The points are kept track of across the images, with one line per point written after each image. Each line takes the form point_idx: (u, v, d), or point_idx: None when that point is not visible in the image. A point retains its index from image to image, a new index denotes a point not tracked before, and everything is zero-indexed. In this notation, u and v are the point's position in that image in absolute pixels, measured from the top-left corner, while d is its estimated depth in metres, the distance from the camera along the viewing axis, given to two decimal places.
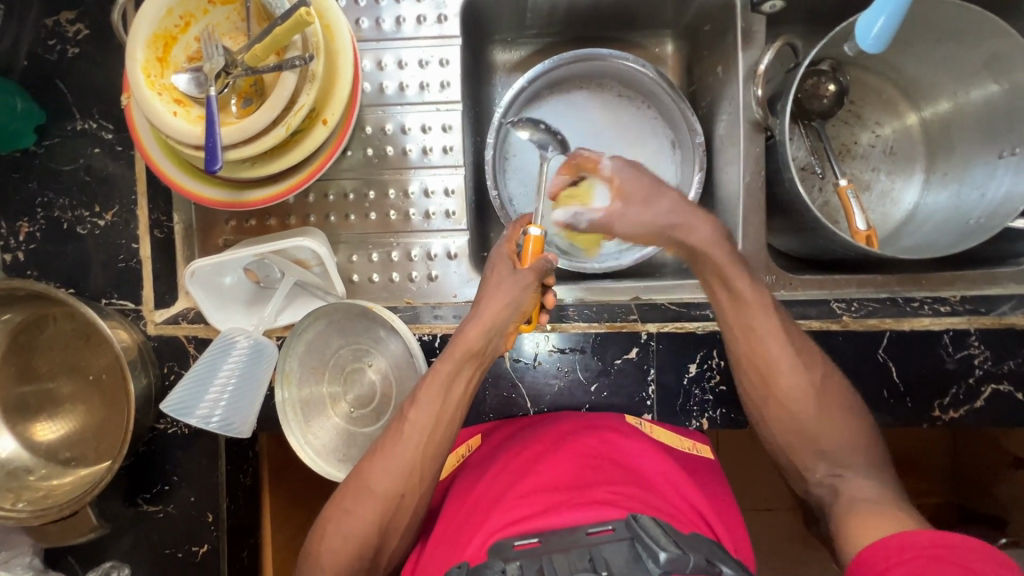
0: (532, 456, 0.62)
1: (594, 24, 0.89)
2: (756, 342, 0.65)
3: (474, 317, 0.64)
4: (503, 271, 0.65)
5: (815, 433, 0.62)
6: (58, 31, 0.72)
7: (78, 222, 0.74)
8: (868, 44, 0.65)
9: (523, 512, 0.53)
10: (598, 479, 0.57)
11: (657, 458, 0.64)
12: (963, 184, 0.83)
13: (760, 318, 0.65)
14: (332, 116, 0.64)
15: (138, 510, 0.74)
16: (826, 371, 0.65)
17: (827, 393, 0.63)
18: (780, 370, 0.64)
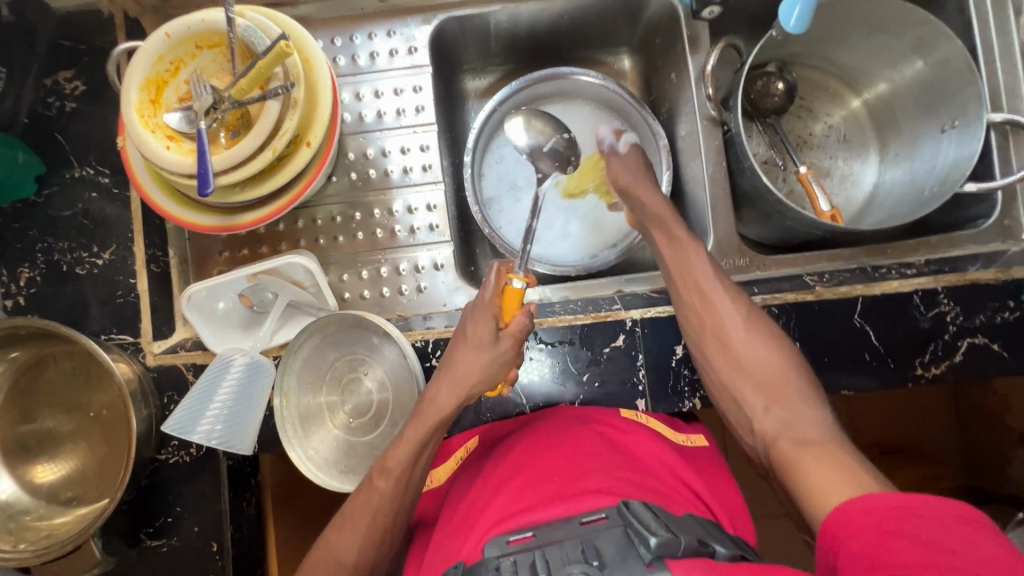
0: (527, 452, 0.63)
1: (555, 46, 0.96)
2: (701, 301, 0.71)
3: (449, 379, 0.66)
4: (479, 340, 0.66)
5: (762, 381, 0.66)
6: (57, 89, 0.78)
7: (77, 263, 0.77)
8: (792, 26, 0.72)
9: (518, 506, 0.54)
10: (594, 468, 0.58)
11: (655, 445, 0.65)
12: (915, 160, 0.89)
13: (713, 304, 0.70)
14: (315, 138, 0.67)
15: (141, 547, 0.74)
16: (776, 332, 0.69)
17: (776, 346, 0.68)
18: (725, 323, 0.69)
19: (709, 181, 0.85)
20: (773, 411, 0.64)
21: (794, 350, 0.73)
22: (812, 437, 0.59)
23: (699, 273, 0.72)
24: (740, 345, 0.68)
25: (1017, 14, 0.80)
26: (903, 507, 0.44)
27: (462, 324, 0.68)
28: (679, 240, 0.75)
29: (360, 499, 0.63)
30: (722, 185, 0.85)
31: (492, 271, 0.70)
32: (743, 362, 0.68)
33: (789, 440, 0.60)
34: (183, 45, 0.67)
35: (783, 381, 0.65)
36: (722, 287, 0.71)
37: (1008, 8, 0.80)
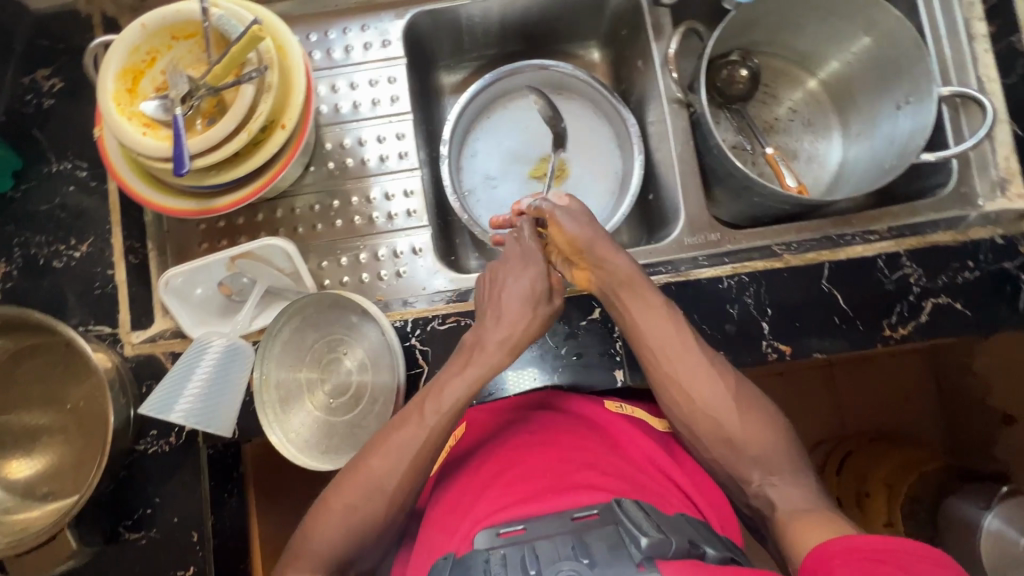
0: (514, 445, 0.63)
1: (525, 39, 0.99)
2: (683, 381, 0.68)
3: (504, 331, 0.68)
4: (544, 290, 0.70)
5: (758, 461, 0.65)
6: (34, 87, 0.79)
7: (54, 256, 0.77)
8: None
9: (508, 499, 0.54)
10: (584, 462, 0.58)
11: (645, 439, 0.65)
12: (875, 137, 0.92)
13: (696, 383, 0.67)
14: (289, 121, 0.69)
15: (120, 540, 0.72)
16: (763, 403, 0.68)
17: (765, 418, 0.67)
18: (712, 407, 0.67)
19: (678, 161, 0.88)
20: (770, 488, 0.63)
21: (766, 316, 0.75)
22: (803, 505, 0.60)
23: (683, 348, 0.69)
24: (728, 426, 0.66)
25: None
26: (884, 548, 0.45)
27: (518, 274, 0.71)
28: (650, 314, 0.69)
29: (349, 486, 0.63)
30: (690, 165, 0.88)
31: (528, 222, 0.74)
32: (734, 442, 0.66)
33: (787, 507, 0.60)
34: (159, 36, 0.69)
35: (772, 454, 0.64)
36: (701, 374, 0.67)
37: None
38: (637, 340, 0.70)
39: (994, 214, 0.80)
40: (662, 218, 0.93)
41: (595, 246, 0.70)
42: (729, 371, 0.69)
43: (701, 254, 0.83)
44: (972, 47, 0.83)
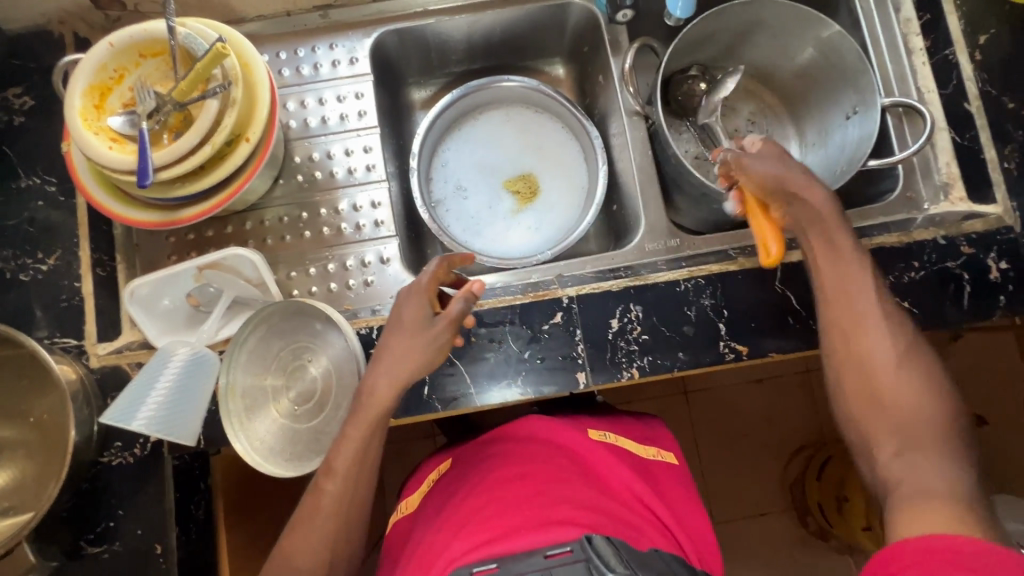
0: (498, 481, 0.66)
1: (491, 56, 1.03)
2: (852, 332, 0.65)
3: (387, 371, 0.65)
4: (414, 324, 0.67)
5: (896, 429, 0.59)
6: (5, 105, 0.81)
7: (21, 270, 0.78)
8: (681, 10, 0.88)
9: (484, 536, 0.56)
10: (562, 498, 0.61)
11: (624, 470, 0.70)
12: (827, 146, 0.96)
13: (862, 336, 0.64)
14: (254, 133, 0.71)
15: (81, 554, 0.72)
16: (937, 377, 0.61)
17: (932, 392, 0.60)
18: (875, 364, 0.62)
19: (638, 171, 0.91)
20: (903, 459, 0.57)
21: (723, 317, 0.77)
22: (937, 488, 0.53)
23: (854, 297, 0.65)
24: (883, 388, 0.61)
25: (897, 9, 0.89)
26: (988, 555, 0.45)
27: (396, 309, 0.68)
28: (828, 258, 0.67)
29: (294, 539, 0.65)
30: (650, 175, 0.91)
31: (437, 262, 0.70)
32: (885, 404, 0.61)
33: (911, 487, 0.54)
34: (127, 54, 0.71)
35: (923, 427, 0.58)
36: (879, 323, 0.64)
37: (889, 4, 0.89)
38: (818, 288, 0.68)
39: (939, 217, 0.83)
40: (626, 225, 0.96)
41: (788, 183, 0.68)
42: (902, 330, 0.63)
43: (661, 259, 0.85)
44: (911, 60, 0.88)
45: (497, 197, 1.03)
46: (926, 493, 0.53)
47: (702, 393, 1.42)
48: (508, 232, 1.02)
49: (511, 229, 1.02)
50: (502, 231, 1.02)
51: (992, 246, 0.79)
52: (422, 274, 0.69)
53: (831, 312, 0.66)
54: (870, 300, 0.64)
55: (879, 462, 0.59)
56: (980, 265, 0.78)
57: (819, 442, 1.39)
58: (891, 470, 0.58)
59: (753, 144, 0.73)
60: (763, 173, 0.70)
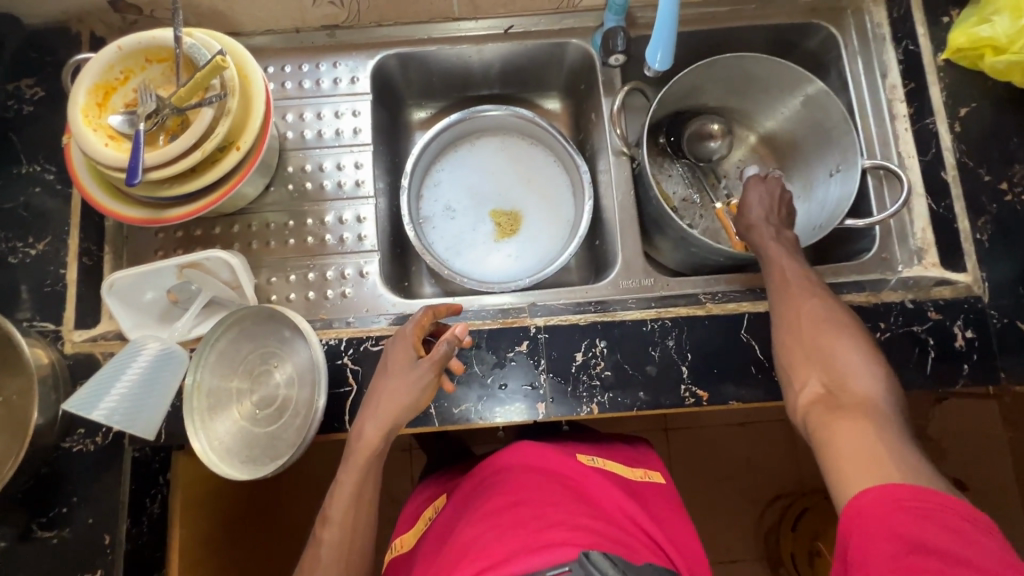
0: (493, 509, 0.68)
1: (490, 86, 1.06)
2: (778, 280, 0.76)
3: (376, 416, 0.69)
4: (400, 369, 0.71)
5: (816, 359, 0.66)
6: (17, 94, 0.84)
7: (10, 252, 0.80)
8: (658, 64, 0.75)
9: (486, 563, 0.58)
10: (556, 520, 0.63)
11: (615, 494, 0.73)
12: (810, 202, 0.99)
13: (790, 282, 0.74)
14: (245, 142, 0.73)
15: (30, 537, 0.72)
16: (848, 318, 0.69)
17: (847, 331, 0.67)
18: (793, 308, 0.71)
19: (619, 209, 0.93)
20: (812, 386, 0.64)
21: (686, 361, 0.78)
22: (847, 400, 0.60)
23: (778, 259, 0.78)
24: (803, 323, 0.69)
25: (883, 75, 0.91)
26: (917, 501, 0.48)
27: (382, 357, 0.73)
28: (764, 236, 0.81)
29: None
30: (631, 213, 0.93)
31: (420, 312, 0.74)
32: (801, 333, 0.69)
33: (823, 407, 0.61)
34: (134, 58, 0.75)
35: (833, 351, 0.65)
36: (803, 284, 0.73)
37: (876, 70, 0.92)
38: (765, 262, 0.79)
39: (911, 280, 0.84)
40: (606, 261, 0.97)
41: (750, 213, 0.85)
42: (822, 291, 0.73)
43: (633, 297, 0.87)
44: (894, 126, 0.90)
45: (481, 220, 1.06)
46: (838, 408, 0.60)
47: (681, 432, 1.42)
48: (489, 254, 1.04)
49: (492, 252, 1.04)
50: (484, 253, 1.04)
51: (959, 315, 0.80)
52: (406, 325, 0.73)
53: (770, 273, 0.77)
54: (788, 260, 0.77)
55: (795, 388, 0.66)
56: (945, 331, 0.79)
57: (795, 492, 1.38)
58: (807, 396, 0.64)
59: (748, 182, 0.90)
60: (756, 206, 0.85)
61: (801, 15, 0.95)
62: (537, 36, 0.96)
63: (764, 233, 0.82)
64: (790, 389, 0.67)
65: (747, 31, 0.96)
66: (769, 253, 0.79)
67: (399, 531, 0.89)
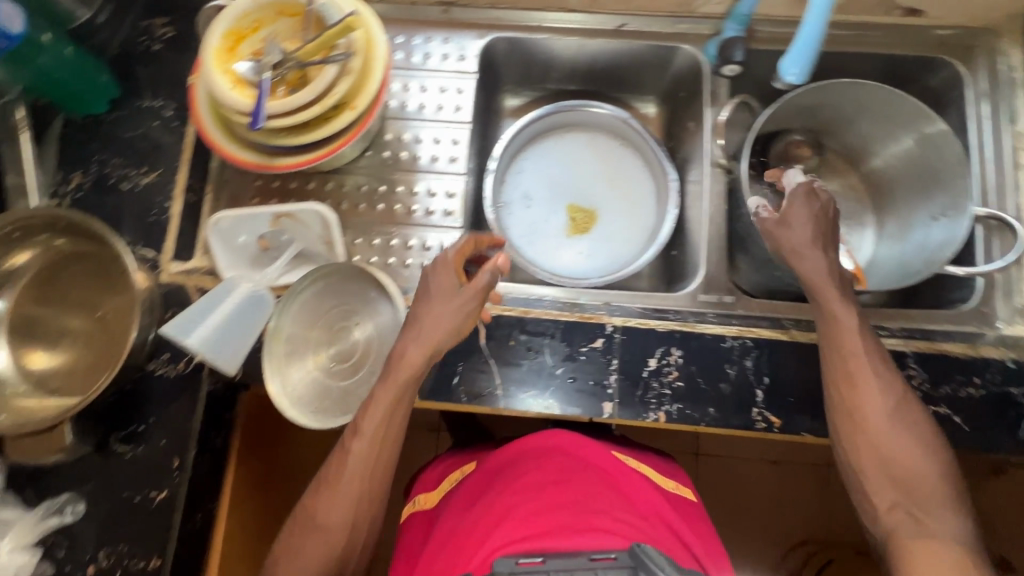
0: (535, 483, 0.70)
1: (589, 81, 1.05)
2: (853, 376, 0.69)
3: (418, 339, 0.66)
4: (443, 293, 0.67)
5: (897, 481, 0.65)
6: (149, 31, 0.89)
7: (124, 179, 0.84)
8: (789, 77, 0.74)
9: (529, 532, 0.64)
10: (600, 506, 0.68)
11: (650, 493, 0.74)
12: (905, 243, 0.95)
13: (861, 371, 0.69)
14: (360, 103, 0.75)
15: (107, 449, 0.76)
16: (926, 430, 0.67)
17: (926, 449, 0.66)
18: (874, 419, 0.67)
19: (708, 220, 0.91)
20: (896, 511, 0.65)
21: (762, 384, 0.76)
22: (933, 533, 0.63)
23: (850, 333, 0.70)
24: (881, 441, 0.67)
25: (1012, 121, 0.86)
26: None
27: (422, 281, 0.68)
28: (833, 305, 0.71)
29: (327, 491, 0.69)
30: (719, 227, 0.91)
31: (460, 242, 0.71)
32: (879, 450, 0.66)
33: (907, 527, 0.64)
34: (267, 9, 0.77)
35: (916, 478, 0.65)
36: (880, 376, 0.69)
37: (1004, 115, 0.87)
38: (826, 320, 0.72)
39: (1011, 338, 0.80)
40: (683, 272, 0.96)
41: (797, 233, 0.74)
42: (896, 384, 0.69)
43: (712, 312, 0.84)
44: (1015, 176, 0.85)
45: (559, 212, 1.06)
46: (919, 534, 0.63)
47: (714, 459, 1.38)
48: (562, 247, 1.04)
49: (565, 246, 1.04)
50: (557, 245, 1.04)
51: None
52: (446, 250, 0.69)
53: (836, 358, 0.70)
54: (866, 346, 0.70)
55: (868, 502, 0.67)
56: None
57: (824, 540, 1.33)
58: (884, 514, 0.65)
59: (792, 188, 0.75)
60: (803, 220, 0.74)
61: (930, 49, 0.90)
62: (649, 37, 0.95)
63: (818, 262, 0.72)
64: (859, 497, 0.68)
65: (869, 59, 0.93)
66: (840, 319, 0.70)
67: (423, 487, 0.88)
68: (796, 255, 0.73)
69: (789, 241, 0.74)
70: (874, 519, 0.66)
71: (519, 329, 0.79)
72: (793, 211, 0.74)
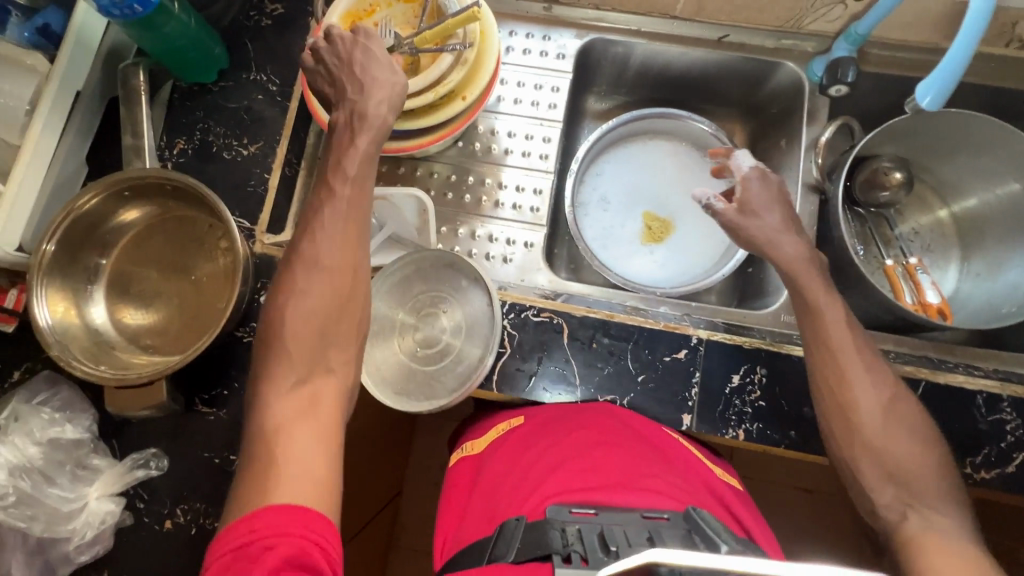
0: (585, 439, 0.67)
1: (678, 90, 1.05)
2: (845, 376, 0.67)
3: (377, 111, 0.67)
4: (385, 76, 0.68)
5: (895, 470, 0.63)
6: (260, 7, 0.91)
7: (226, 148, 0.86)
8: (924, 105, 0.69)
9: (578, 485, 0.61)
10: (651, 471, 0.64)
11: (703, 468, 0.69)
12: (995, 282, 0.92)
13: (854, 367, 0.67)
14: (470, 94, 0.77)
15: (192, 408, 0.78)
16: (925, 429, 0.66)
17: (922, 442, 0.65)
18: (867, 411, 0.65)
19: None
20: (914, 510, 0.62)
21: None
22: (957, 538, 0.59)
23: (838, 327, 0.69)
24: (873, 431, 0.65)
25: None
26: None
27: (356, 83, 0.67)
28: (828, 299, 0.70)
29: (310, 233, 0.67)
30: None
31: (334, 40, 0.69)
32: (872, 438, 0.65)
33: (913, 516, 0.62)
34: None
35: (913, 465, 0.63)
36: (872, 368, 0.68)
37: None
38: (811, 320, 0.70)
39: None
40: (760, 293, 0.95)
41: (773, 230, 0.72)
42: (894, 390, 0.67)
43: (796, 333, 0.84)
44: None
45: (635, 218, 1.05)
46: (927, 525, 0.60)
47: None
48: (637, 253, 1.03)
49: (640, 252, 1.03)
50: (631, 250, 1.03)
51: None
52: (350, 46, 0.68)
53: (822, 352, 0.68)
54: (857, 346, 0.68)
55: (865, 492, 0.64)
56: None
57: None
58: (885, 503, 0.63)
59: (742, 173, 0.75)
60: (766, 197, 0.74)
61: None
62: (750, 50, 0.94)
63: (790, 252, 0.71)
64: (856, 490, 0.65)
65: (979, 91, 0.90)
66: (823, 312, 0.69)
67: (468, 433, 0.80)
68: (771, 244, 0.72)
69: (758, 231, 0.73)
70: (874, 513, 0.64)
71: (603, 333, 0.79)
72: (756, 190, 0.74)
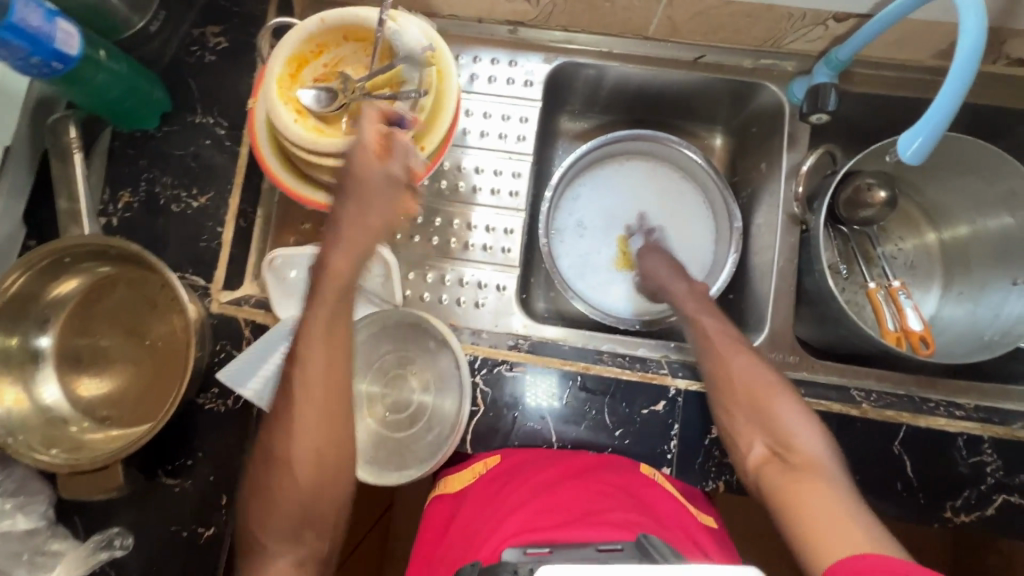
0: (551, 481, 0.65)
1: (654, 110, 1.00)
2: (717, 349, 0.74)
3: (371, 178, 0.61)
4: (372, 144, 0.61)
5: (758, 417, 0.67)
6: (202, 41, 0.84)
7: (175, 200, 0.81)
8: (907, 156, 0.66)
9: (540, 525, 0.59)
10: (612, 506, 0.61)
11: (675, 503, 0.66)
12: (979, 304, 0.90)
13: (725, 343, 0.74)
14: (429, 144, 0.72)
15: (155, 481, 0.75)
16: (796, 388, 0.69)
17: (795, 397, 0.68)
18: (724, 363, 0.72)
19: (776, 273, 0.87)
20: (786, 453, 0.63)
21: None
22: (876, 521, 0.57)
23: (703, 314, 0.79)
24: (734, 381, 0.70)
25: None
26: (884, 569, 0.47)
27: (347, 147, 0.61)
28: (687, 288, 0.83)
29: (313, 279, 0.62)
30: (788, 281, 0.87)
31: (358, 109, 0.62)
32: (735, 389, 0.70)
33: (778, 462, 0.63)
34: (333, 33, 0.72)
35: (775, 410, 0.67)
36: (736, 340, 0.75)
37: None
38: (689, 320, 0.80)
39: None
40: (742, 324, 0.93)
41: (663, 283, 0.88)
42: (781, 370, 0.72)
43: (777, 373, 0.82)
44: None
45: (613, 245, 1.01)
46: (788, 467, 0.61)
47: None
48: (615, 283, 1.00)
49: (619, 282, 1.00)
50: (609, 279, 1.00)
51: None
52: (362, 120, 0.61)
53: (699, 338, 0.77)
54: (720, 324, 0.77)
55: (739, 447, 0.67)
56: None
57: None
58: (755, 455, 0.66)
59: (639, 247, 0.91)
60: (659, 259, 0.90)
61: None
62: (727, 71, 0.89)
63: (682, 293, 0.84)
64: (733, 450, 0.68)
65: (964, 110, 0.87)
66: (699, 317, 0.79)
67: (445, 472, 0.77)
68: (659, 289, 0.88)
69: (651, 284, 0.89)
70: (747, 468, 0.66)
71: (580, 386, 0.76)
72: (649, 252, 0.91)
